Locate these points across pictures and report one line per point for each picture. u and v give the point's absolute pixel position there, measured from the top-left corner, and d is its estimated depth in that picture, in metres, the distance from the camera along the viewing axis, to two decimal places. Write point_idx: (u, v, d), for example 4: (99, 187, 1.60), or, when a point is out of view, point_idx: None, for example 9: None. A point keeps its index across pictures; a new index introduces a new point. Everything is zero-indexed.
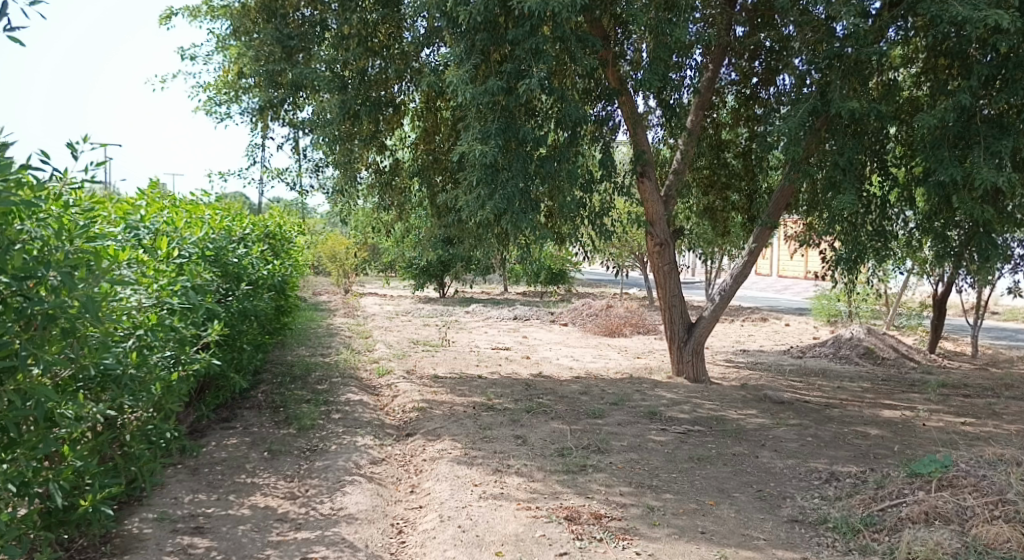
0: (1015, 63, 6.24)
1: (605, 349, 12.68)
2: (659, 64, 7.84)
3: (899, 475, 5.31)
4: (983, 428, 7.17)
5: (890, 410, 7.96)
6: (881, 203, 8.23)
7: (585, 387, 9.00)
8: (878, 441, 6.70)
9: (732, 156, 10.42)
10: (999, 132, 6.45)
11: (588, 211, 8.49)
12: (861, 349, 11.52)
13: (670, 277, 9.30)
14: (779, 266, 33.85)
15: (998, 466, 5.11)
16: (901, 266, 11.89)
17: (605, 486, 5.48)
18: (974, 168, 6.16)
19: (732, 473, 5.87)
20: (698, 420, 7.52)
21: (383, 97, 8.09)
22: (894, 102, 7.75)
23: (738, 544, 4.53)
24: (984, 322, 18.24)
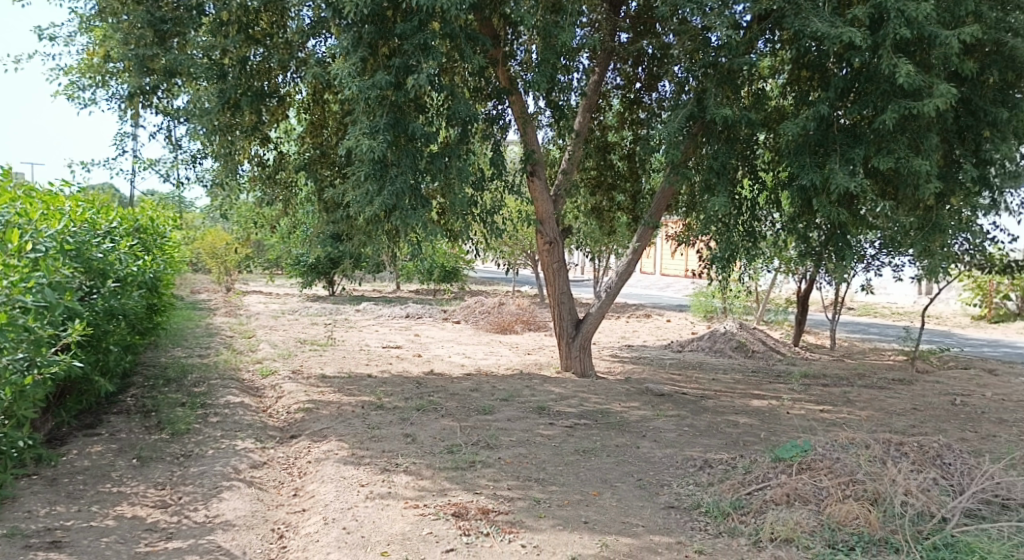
0: (866, 77, 6.78)
1: (495, 346, 12.82)
2: (547, 66, 8.02)
3: (764, 461, 5.67)
4: (838, 414, 7.73)
5: (758, 400, 8.46)
6: (751, 205, 8.72)
7: (474, 384, 9.09)
8: (746, 429, 7.12)
9: (617, 158, 10.75)
10: (853, 141, 6.96)
11: (479, 208, 8.58)
12: (733, 343, 12.16)
13: (559, 275, 9.48)
14: (661, 265, 35.12)
15: (849, 449, 5.53)
16: (770, 265, 12.60)
17: (492, 481, 5.57)
18: (831, 173, 6.63)
19: (615, 464, 6.09)
20: (584, 414, 7.74)
21: (266, 86, 7.91)
22: (763, 110, 8.23)
23: (619, 532, 4.71)
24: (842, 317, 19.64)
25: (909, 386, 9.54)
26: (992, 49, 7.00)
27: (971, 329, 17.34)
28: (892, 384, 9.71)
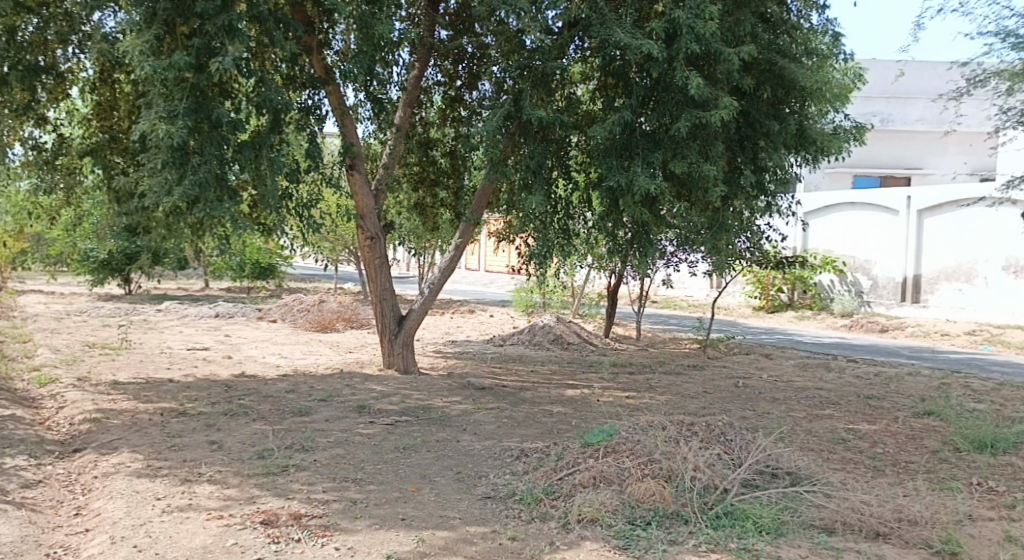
0: (664, 87, 7.23)
1: (314, 345, 12.44)
2: (363, 57, 7.86)
3: (574, 447, 5.88)
4: (643, 400, 8.19)
5: (572, 389, 8.79)
6: (566, 204, 9.01)
7: (291, 385, 8.75)
8: (560, 417, 7.37)
9: (440, 154, 10.70)
10: (653, 147, 7.37)
11: (294, 202, 8.25)
12: (551, 336, 12.56)
13: (381, 271, 9.31)
14: (485, 262, 35.56)
15: (649, 431, 5.86)
16: (584, 261, 13.12)
17: (307, 484, 5.38)
18: (634, 175, 6.99)
19: (434, 459, 6.08)
20: (405, 410, 7.67)
21: (42, 61, 7.22)
22: (576, 113, 8.52)
23: (435, 526, 4.70)
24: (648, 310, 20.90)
25: (703, 371, 10.31)
26: (766, 68, 7.66)
27: (754, 319, 18.96)
28: (690, 369, 10.44)
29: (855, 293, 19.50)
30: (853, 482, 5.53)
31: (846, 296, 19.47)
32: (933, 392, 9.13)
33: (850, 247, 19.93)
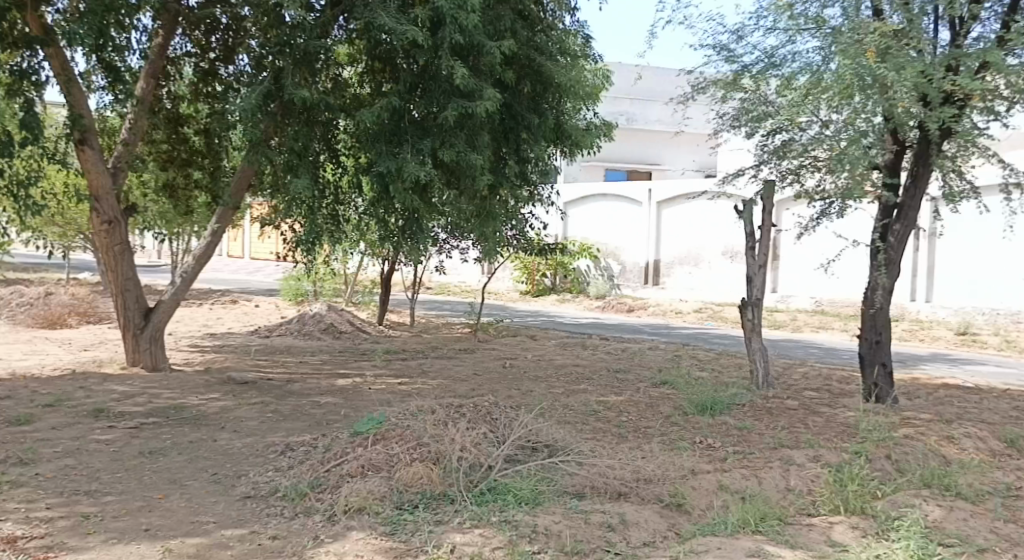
0: (431, 75, 7.24)
1: (44, 345, 11.11)
2: (94, 18, 7.03)
3: (342, 437, 5.78)
4: (414, 385, 8.23)
5: (341, 379, 8.62)
6: (334, 189, 8.74)
7: (8, 392, 7.73)
8: (328, 408, 7.20)
9: (191, 131, 9.95)
10: (422, 134, 7.34)
11: (11, 180, 7.23)
12: (322, 325, 12.24)
13: (122, 258, 8.46)
14: (249, 249, 33.80)
15: (418, 416, 5.90)
16: (358, 248, 12.92)
17: (25, 503, 4.79)
18: (404, 162, 6.91)
19: (186, 462, 5.69)
20: (153, 412, 7.09)
21: None
22: (343, 95, 8.28)
23: (184, 533, 4.37)
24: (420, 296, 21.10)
25: (473, 354, 10.60)
26: (526, 63, 7.99)
27: (520, 303, 19.75)
28: (460, 353, 10.69)
29: (607, 277, 21.01)
30: (601, 449, 5.99)
31: (599, 280, 20.95)
32: (673, 363, 10.11)
33: (601, 234, 21.50)
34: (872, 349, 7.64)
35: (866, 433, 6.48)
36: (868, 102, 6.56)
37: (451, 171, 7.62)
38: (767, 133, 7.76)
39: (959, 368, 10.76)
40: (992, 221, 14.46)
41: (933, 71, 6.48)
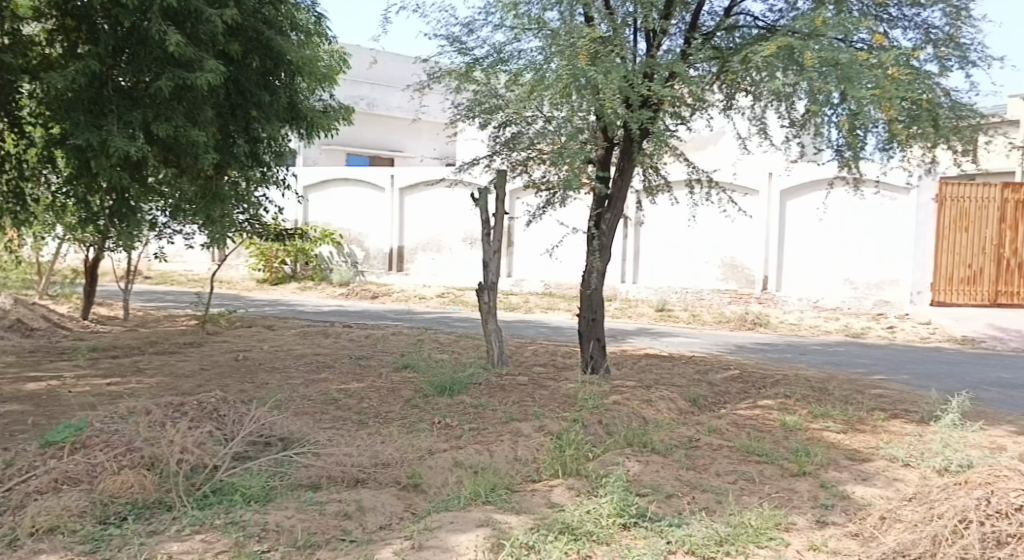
0: (138, 39, 6.61)
1: None
2: None
3: (31, 449, 5.08)
4: (125, 385, 7.48)
5: (33, 383, 7.59)
6: None
7: None
8: (13, 418, 6.29)
9: None
10: (131, 105, 6.64)
11: None
12: (7, 323, 10.69)
13: None
14: None
15: (128, 419, 5.37)
16: (54, 233, 11.46)
17: None
18: (109, 135, 6.21)
19: None
20: None
21: None
22: (26, 55, 7.24)
23: None
24: (135, 287, 19.24)
25: (197, 348, 9.88)
26: (254, 37, 7.49)
27: (257, 292, 18.70)
28: (183, 348, 9.91)
29: (351, 264, 20.81)
30: (339, 438, 5.87)
31: (342, 267, 20.68)
32: (412, 347, 10.21)
33: (343, 220, 21.04)
34: (588, 325, 8.28)
35: (583, 402, 7.02)
36: (582, 102, 7.12)
37: (168, 148, 7.01)
38: (498, 125, 8.14)
39: (660, 339, 12.05)
40: (677, 212, 16.51)
41: (635, 77, 7.12)
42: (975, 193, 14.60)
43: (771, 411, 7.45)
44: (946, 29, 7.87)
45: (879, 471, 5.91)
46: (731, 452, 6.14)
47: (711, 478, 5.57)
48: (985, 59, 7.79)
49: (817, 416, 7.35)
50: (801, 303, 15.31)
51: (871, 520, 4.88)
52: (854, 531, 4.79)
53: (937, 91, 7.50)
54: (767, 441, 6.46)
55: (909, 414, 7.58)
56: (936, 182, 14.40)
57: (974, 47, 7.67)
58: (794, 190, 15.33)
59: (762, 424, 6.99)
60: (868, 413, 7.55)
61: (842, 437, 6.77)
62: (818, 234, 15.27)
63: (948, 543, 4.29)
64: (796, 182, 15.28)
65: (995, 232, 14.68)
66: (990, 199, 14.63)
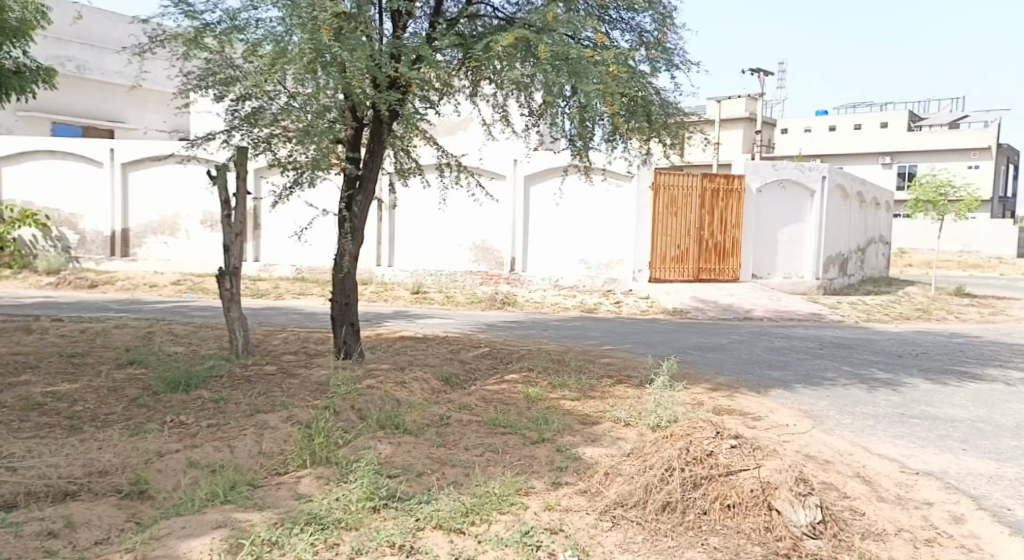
0: None
1: None
2: None
3: None
4: None
5: None
6: None
7: None
8: None
9: None
10: None
11: None
12: None
13: None
14: None
15: None
16: None
17: None
18: None
19: None
20: None
21: None
22: None
23: None
24: None
25: None
26: None
27: None
28: None
29: (61, 248, 18.41)
30: (41, 447, 5.14)
31: (50, 252, 18.25)
32: (138, 341, 9.19)
33: (49, 199, 18.51)
34: (342, 310, 7.93)
35: (335, 387, 6.72)
36: (328, 80, 6.77)
37: None
38: (236, 98, 7.48)
39: (411, 321, 11.96)
40: (428, 195, 16.71)
41: (381, 57, 6.96)
42: (681, 181, 16.05)
43: (516, 384, 7.68)
44: (655, 33, 8.59)
45: (606, 432, 6.31)
46: (478, 426, 6.22)
47: (460, 452, 5.59)
48: (685, 62, 8.63)
49: (555, 386, 7.70)
50: (543, 283, 16.02)
51: (597, 476, 5.29)
52: (583, 488, 5.17)
53: (648, 89, 8.15)
54: (510, 413, 6.64)
55: (631, 378, 8.23)
56: (651, 172, 15.71)
57: (677, 51, 8.45)
58: (536, 174, 16.07)
59: (508, 397, 7.17)
60: (598, 380, 8.06)
61: (576, 403, 7.13)
62: (556, 217, 16.12)
63: (656, 489, 4.91)
64: (537, 166, 16.04)
65: (697, 216, 16.22)
66: (692, 188, 16.14)
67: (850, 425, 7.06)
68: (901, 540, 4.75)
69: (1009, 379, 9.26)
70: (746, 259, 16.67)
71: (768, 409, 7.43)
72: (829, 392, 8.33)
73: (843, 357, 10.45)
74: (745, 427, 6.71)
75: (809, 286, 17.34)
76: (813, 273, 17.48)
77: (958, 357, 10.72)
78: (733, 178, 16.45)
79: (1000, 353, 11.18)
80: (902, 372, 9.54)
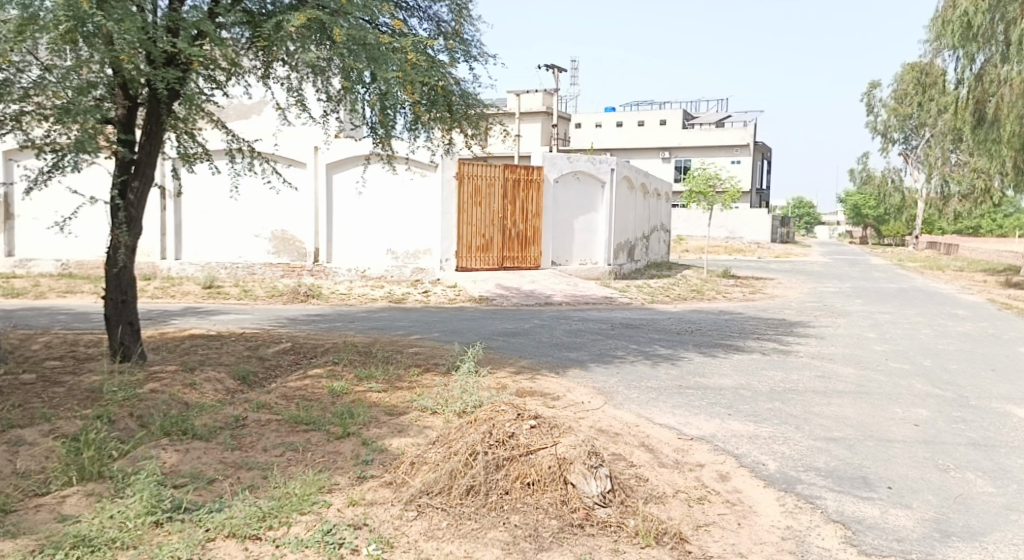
0: None
1: None
2: None
3: None
4: None
5: None
6: None
7: None
8: None
9: None
10: None
11: None
12: None
13: None
14: None
15: None
16: None
17: None
18: None
19: None
20: None
21: None
22: None
23: None
24: None
25: None
26: None
27: None
28: None
29: None
30: None
31: None
32: None
33: None
34: (117, 308, 7.27)
35: (109, 395, 6.14)
36: (94, 52, 6.23)
37: None
38: None
39: (204, 318, 11.20)
40: (219, 181, 15.72)
41: (154, 30, 6.37)
42: (484, 172, 16.22)
43: (319, 379, 7.41)
44: (452, 24, 8.61)
45: (412, 421, 6.25)
46: (278, 425, 5.94)
47: (257, 454, 5.34)
48: (483, 54, 8.72)
49: (361, 378, 7.52)
50: (349, 274, 15.64)
51: (403, 466, 5.23)
52: (389, 479, 5.11)
53: (448, 80, 8.12)
54: (312, 409, 6.39)
55: (437, 367, 8.22)
56: (456, 162, 15.76)
57: (475, 42, 8.52)
58: (338, 162, 15.62)
59: (310, 393, 6.90)
60: (404, 370, 7.97)
61: (382, 395, 7.00)
62: (359, 206, 15.80)
63: (460, 475, 4.94)
64: (338, 154, 15.59)
65: (500, 206, 16.49)
66: (494, 178, 16.36)
67: (636, 399, 7.51)
68: (677, 500, 5.11)
69: (766, 350, 10.30)
70: (546, 247, 17.23)
71: (565, 389, 7.72)
72: (619, 369, 8.82)
73: (631, 337, 11.12)
74: (544, 407, 6.93)
75: (603, 272, 18.30)
76: (605, 260, 18.48)
77: (726, 332, 11.78)
78: (532, 169, 16.91)
79: (761, 327, 12.43)
80: (680, 347, 10.31)
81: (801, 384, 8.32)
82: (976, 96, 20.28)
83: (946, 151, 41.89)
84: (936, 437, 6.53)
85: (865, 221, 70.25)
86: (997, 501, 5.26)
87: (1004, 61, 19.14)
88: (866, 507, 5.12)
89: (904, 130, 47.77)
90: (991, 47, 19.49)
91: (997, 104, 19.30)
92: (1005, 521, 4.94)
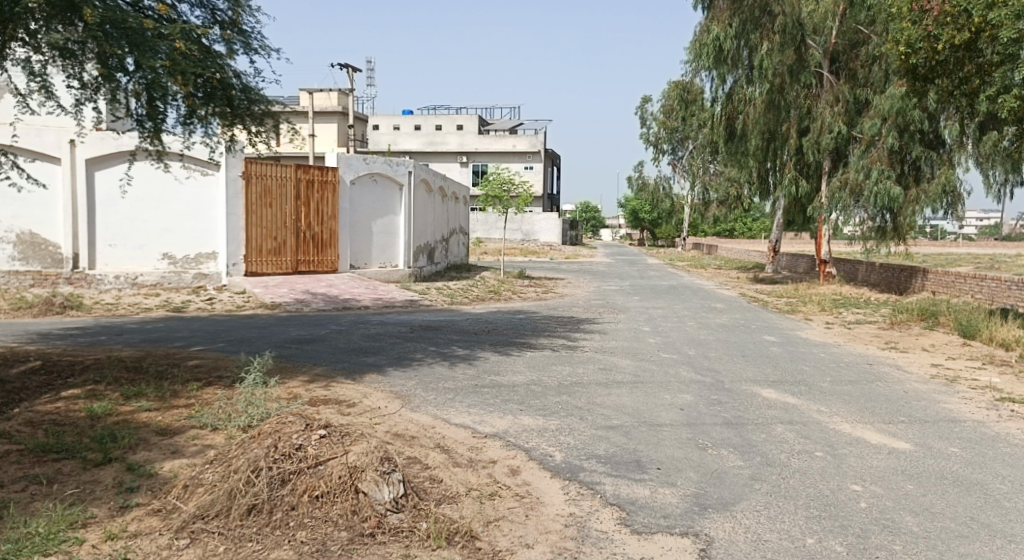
0: None
1: None
2: None
3: None
4: None
5: None
6: None
7: None
8: None
9: None
10: None
11: None
12: None
13: None
14: None
15: None
16: None
17: None
18: None
19: None
20: None
21: None
22: None
23: None
24: None
25: None
26: None
27: None
28: None
29: None
30: None
31: None
32: None
33: None
34: None
35: None
36: None
37: None
38: None
39: None
40: None
41: None
42: (272, 171, 15.45)
43: (75, 401, 6.64)
44: (228, 12, 8.07)
45: (188, 441, 5.78)
46: (20, 456, 5.27)
47: None
48: (263, 46, 8.26)
49: (128, 397, 6.84)
50: (118, 282, 14.20)
51: (174, 491, 4.80)
52: (158, 507, 4.68)
53: (225, 72, 7.58)
54: (65, 435, 5.72)
55: (221, 379, 7.67)
56: (240, 160, 14.97)
57: (254, 34, 8.05)
58: (98, 158, 14.20)
59: (63, 417, 6.18)
60: (182, 385, 7.37)
61: (154, 414, 6.41)
62: (124, 208, 14.48)
63: (241, 494, 4.61)
64: (97, 149, 14.15)
65: (292, 207, 15.85)
66: (285, 178, 15.68)
67: (433, 401, 7.45)
68: (470, 499, 5.12)
69: (555, 346, 10.68)
70: (343, 250, 16.81)
71: (361, 395, 7.52)
72: (415, 372, 8.73)
73: (428, 339, 11.08)
74: (337, 415, 6.70)
75: (402, 274, 18.12)
76: (405, 262, 18.39)
77: (520, 330, 12.08)
78: (325, 170, 16.41)
79: (551, 324, 12.87)
80: (477, 347, 10.43)
81: (584, 376, 8.71)
82: (727, 112, 22.34)
83: (706, 160, 46.10)
84: (697, 418, 7.10)
85: (642, 225, 75.65)
86: (745, 472, 5.78)
87: (748, 82, 21.35)
88: (638, 488, 5.42)
89: (672, 142, 52.16)
90: (737, 69, 21.54)
91: (744, 120, 21.43)
92: (751, 490, 5.43)
